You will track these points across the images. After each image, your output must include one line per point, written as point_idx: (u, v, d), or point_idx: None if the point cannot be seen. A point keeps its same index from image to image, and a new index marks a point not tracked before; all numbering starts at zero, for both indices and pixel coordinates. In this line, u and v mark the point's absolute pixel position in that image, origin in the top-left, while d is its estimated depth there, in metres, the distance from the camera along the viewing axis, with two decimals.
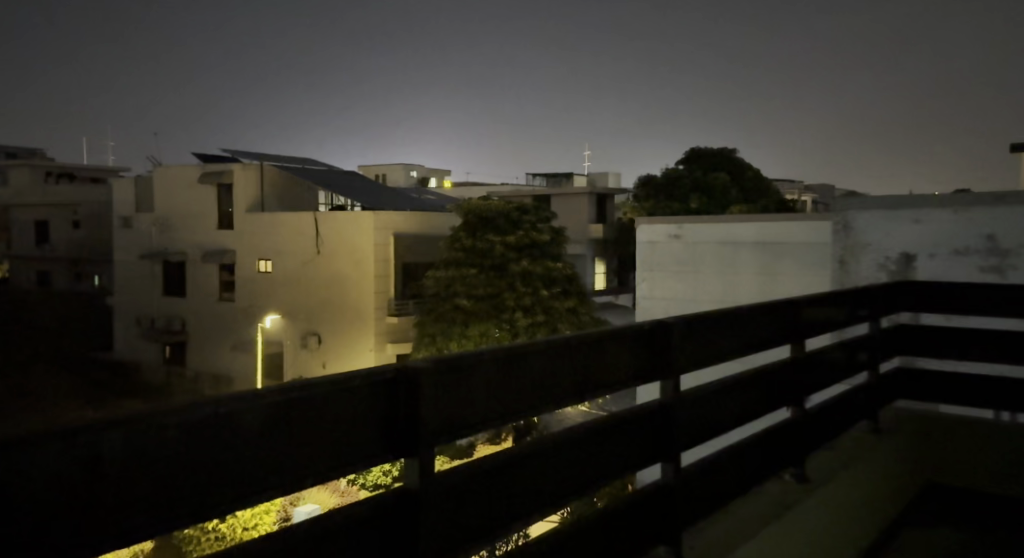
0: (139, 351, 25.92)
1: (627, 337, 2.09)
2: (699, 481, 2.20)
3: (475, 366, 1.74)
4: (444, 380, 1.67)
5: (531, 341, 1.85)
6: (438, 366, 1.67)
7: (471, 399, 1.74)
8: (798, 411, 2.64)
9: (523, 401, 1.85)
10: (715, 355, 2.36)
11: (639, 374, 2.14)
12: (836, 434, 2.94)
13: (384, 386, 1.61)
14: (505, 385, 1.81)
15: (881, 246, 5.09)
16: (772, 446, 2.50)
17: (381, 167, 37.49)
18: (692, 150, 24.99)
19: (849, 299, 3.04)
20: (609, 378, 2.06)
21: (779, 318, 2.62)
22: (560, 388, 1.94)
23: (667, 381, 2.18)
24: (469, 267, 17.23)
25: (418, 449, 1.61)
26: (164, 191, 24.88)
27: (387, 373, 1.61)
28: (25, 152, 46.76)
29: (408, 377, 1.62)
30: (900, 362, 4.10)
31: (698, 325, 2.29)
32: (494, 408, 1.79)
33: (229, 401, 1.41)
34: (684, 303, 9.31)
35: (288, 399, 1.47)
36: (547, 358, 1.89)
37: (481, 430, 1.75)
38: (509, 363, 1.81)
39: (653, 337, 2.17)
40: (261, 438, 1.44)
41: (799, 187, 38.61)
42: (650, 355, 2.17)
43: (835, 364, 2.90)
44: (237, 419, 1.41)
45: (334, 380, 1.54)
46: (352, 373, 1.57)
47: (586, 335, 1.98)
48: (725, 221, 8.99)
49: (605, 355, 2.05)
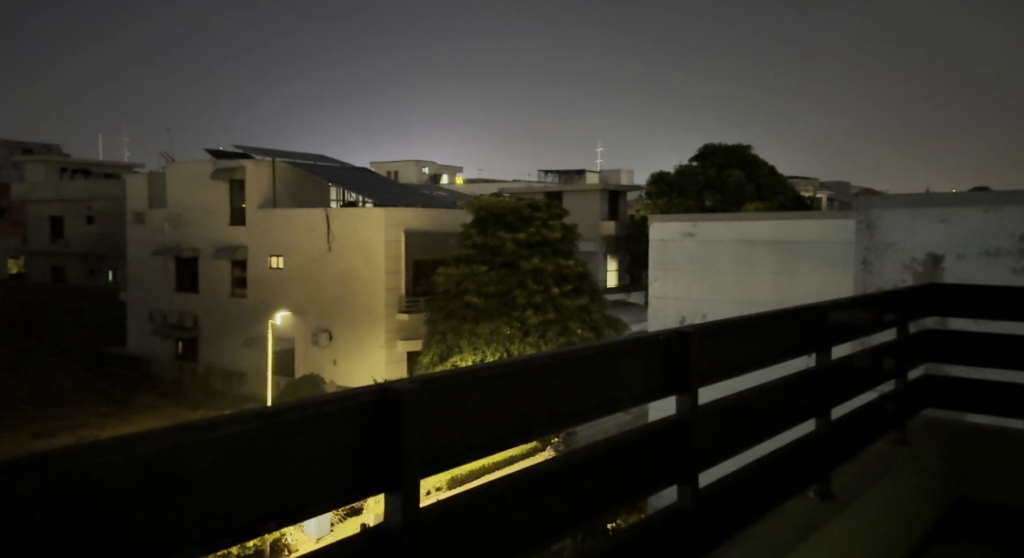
0: (153, 346, 25.99)
1: (637, 349, 1.95)
2: (715, 504, 2.05)
3: (468, 383, 1.60)
4: (433, 400, 1.54)
5: (533, 356, 1.71)
6: (429, 386, 1.53)
7: (463, 421, 1.60)
8: (821, 424, 2.49)
9: (523, 422, 1.71)
10: (732, 368, 2.20)
11: (651, 390, 1.99)
12: (860, 446, 2.78)
13: (365, 409, 1.47)
14: (503, 406, 1.67)
15: (906, 246, 4.95)
16: (795, 461, 2.35)
17: (394, 163, 37.41)
18: (706, 147, 24.64)
19: (875, 302, 2.87)
20: (617, 395, 1.91)
21: (802, 324, 2.46)
22: (565, 407, 1.80)
23: (681, 396, 2.03)
24: (480, 264, 17.14)
25: (402, 484, 1.47)
26: (176, 186, 24.85)
27: (370, 394, 1.47)
28: (40, 146, 46.97)
29: (393, 399, 1.47)
30: (925, 368, 3.94)
31: (715, 335, 2.13)
32: (492, 430, 1.65)
33: (183, 431, 1.27)
34: (699, 304, 9.10)
35: (250, 429, 1.32)
36: (549, 374, 1.75)
37: (475, 455, 1.61)
38: (508, 381, 1.67)
39: (669, 349, 2.03)
40: (220, 475, 1.29)
41: (815, 184, 38.30)
42: (665, 368, 2.02)
43: (860, 372, 2.74)
44: (190, 454, 1.26)
45: (305, 403, 1.39)
46: (328, 396, 1.43)
47: (594, 347, 1.84)
48: (741, 218, 8.80)
49: (612, 368, 1.90)
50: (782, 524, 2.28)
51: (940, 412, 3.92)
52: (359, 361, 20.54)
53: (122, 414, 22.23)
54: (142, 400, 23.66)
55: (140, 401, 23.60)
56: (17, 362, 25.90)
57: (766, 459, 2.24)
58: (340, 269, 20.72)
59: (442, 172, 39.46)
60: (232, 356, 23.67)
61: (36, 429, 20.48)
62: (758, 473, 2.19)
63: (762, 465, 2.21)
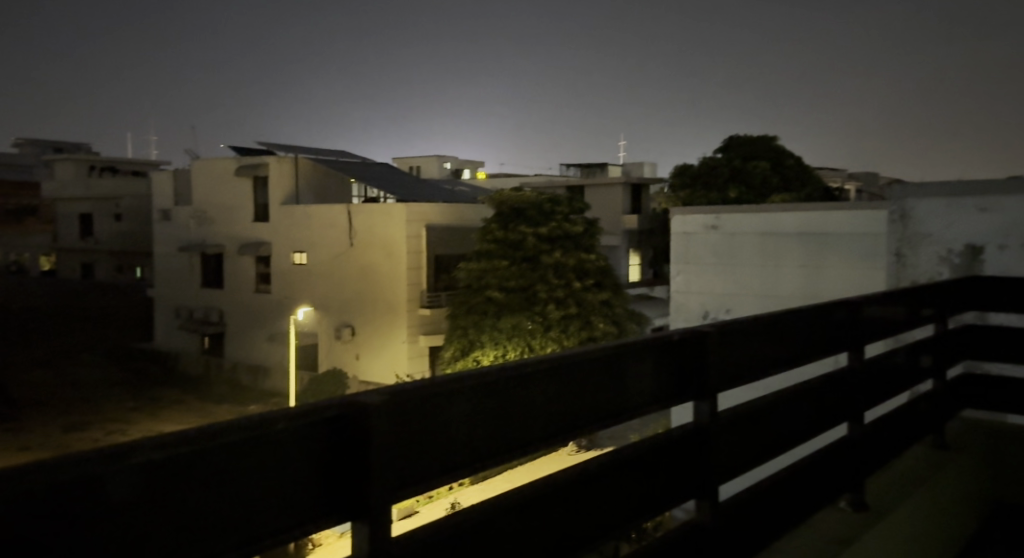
0: (180, 342, 26.16)
1: (646, 352, 1.79)
2: (736, 518, 1.89)
3: (452, 396, 1.46)
4: (409, 415, 1.40)
5: (528, 364, 1.58)
6: (402, 400, 1.39)
7: (449, 436, 1.47)
8: (853, 429, 2.31)
9: (514, 436, 1.56)
10: (752, 371, 2.03)
11: (661, 399, 1.83)
12: (895, 453, 2.58)
13: (326, 426, 1.34)
14: (490, 418, 1.52)
15: (943, 238, 4.74)
16: (825, 470, 2.18)
17: (416, 158, 37.36)
18: (731, 138, 24.37)
19: (911, 296, 2.69)
20: (623, 403, 1.76)
21: (832, 323, 2.29)
22: (567, 419, 1.65)
23: (697, 402, 1.87)
24: (502, 259, 16.95)
25: (373, 508, 1.33)
26: (201, 183, 24.92)
27: (332, 410, 1.33)
28: (70, 145, 47.58)
29: (362, 413, 1.34)
30: (964, 367, 3.75)
31: (735, 334, 1.97)
32: (477, 448, 1.51)
33: (111, 454, 1.12)
34: (722, 298, 8.88)
35: (190, 450, 1.19)
36: (544, 383, 1.61)
37: (459, 474, 1.47)
38: (496, 390, 1.53)
39: (683, 354, 1.87)
40: (145, 504, 1.14)
41: (841, 175, 37.68)
42: (679, 373, 1.87)
43: (895, 372, 2.56)
44: (107, 484, 1.11)
45: (250, 418, 1.26)
46: (285, 410, 1.30)
47: (596, 350, 1.70)
48: (766, 210, 8.58)
49: (620, 370, 1.75)
50: (808, 538, 2.12)
51: (981, 412, 3.72)
52: (381, 357, 20.50)
53: (149, 408, 22.35)
54: (168, 393, 23.79)
55: (165, 394, 23.74)
56: (47, 356, 26.19)
57: (793, 471, 2.07)
58: (363, 264, 20.65)
59: (464, 167, 39.39)
60: (256, 350, 23.72)
61: (65, 422, 20.71)
62: (785, 485, 2.02)
63: (789, 476, 2.05)
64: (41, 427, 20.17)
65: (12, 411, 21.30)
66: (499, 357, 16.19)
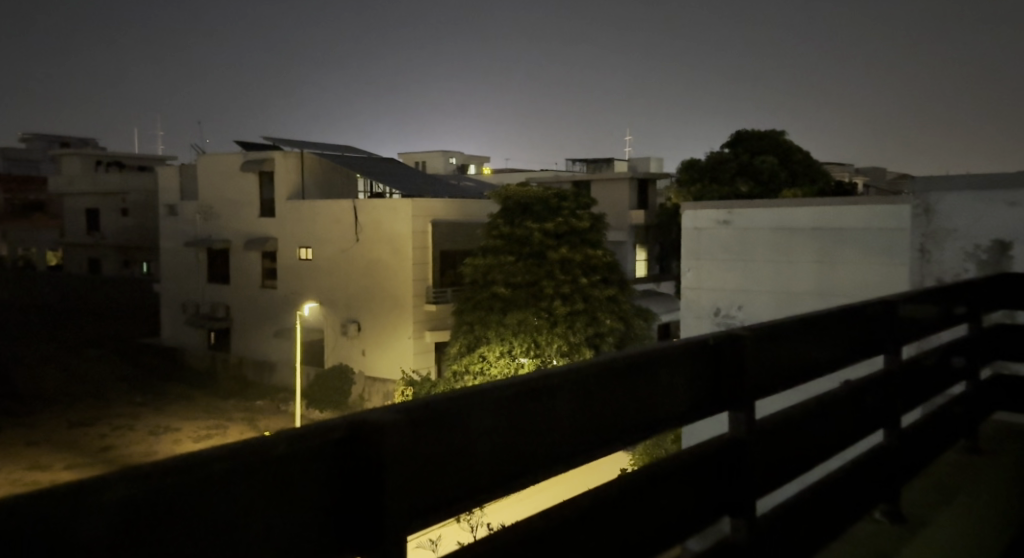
0: (186, 337, 26.22)
1: (679, 358, 1.69)
2: (774, 532, 1.79)
3: (472, 410, 1.37)
4: (426, 433, 1.31)
5: (550, 374, 1.48)
6: (418, 419, 1.29)
7: (468, 452, 1.36)
8: (888, 436, 2.21)
9: (542, 452, 1.47)
10: (790, 376, 1.93)
11: (694, 407, 1.73)
12: (930, 460, 2.47)
13: (331, 447, 1.23)
14: (514, 436, 1.43)
15: (969, 233, 4.72)
16: (861, 477, 2.07)
17: (421, 153, 37.30)
18: (740, 133, 24.17)
19: (944, 296, 2.57)
20: (653, 414, 1.66)
21: (870, 323, 2.19)
22: (597, 432, 1.56)
23: (733, 412, 1.77)
24: (508, 255, 16.81)
25: (385, 534, 1.24)
26: (206, 178, 24.84)
27: (337, 431, 1.23)
28: (77, 139, 47.60)
29: (372, 434, 1.24)
30: (992, 369, 3.63)
31: (771, 337, 1.86)
32: (499, 468, 1.41)
33: (87, 485, 1.02)
34: (734, 294, 8.74)
35: (172, 479, 1.07)
36: (571, 395, 1.51)
37: (483, 497, 1.38)
38: (524, 404, 1.44)
39: (720, 362, 1.77)
40: (126, 544, 1.03)
41: (848, 171, 37.54)
42: (715, 379, 1.77)
43: (930, 375, 2.45)
44: (87, 514, 1.00)
45: (248, 444, 1.15)
46: (285, 433, 1.20)
47: (629, 354, 1.60)
48: (779, 205, 8.47)
49: (649, 380, 1.65)
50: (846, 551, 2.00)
51: (1014, 415, 3.59)
52: (387, 353, 20.41)
53: (156, 402, 22.30)
54: (175, 388, 23.76)
55: (173, 389, 23.69)
56: (56, 350, 26.20)
57: (828, 479, 1.97)
58: (369, 259, 20.56)
59: (470, 162, 39.26)
60: (263, 346, 23.65)
61: (73, 418, 20.67)
62: (822, 495, 1.93)
63: (826, 486, 1.95)
64: (49, 422, 20.16)
65: (20, 406, 21.34)
66: (505, 354, 16.07)
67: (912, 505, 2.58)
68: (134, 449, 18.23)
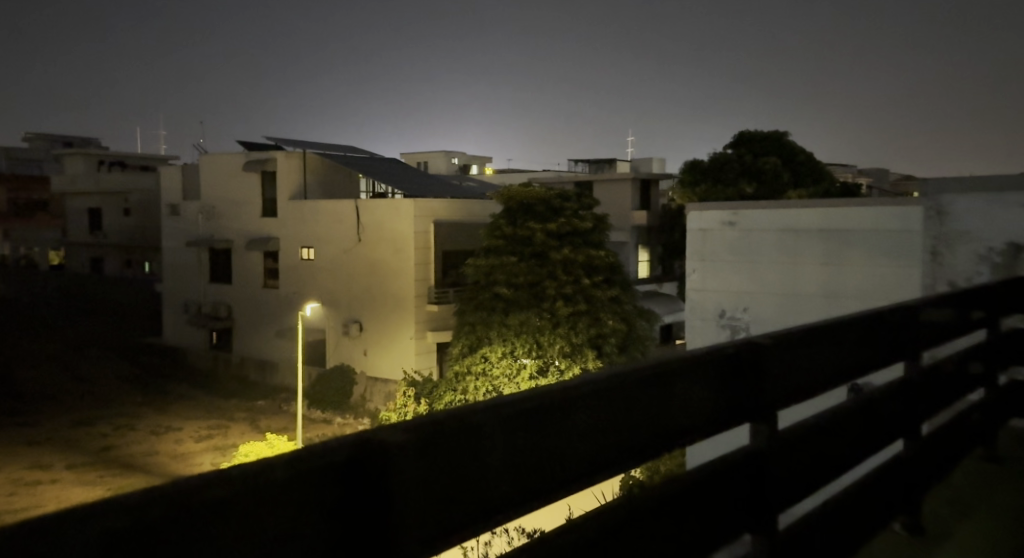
0: (187, 336, 26.19)
1: (699, 368, 1.66)
2: (797, 546, 1.74)
3: (486, 427, 1.33)
4: (435, 452, 1.27)
5: (565, 392, 1.44)
6: (427, 438, 1.26)
7: (483, 471, 1.33)
8: (908, 445, 2.17)
9: (561, 468, 1.43)
10: (812, 385, 1.89)
11: (715, 420, 1.69)
12: (950, 470, 2.42)
13: (340, 468, 1.19)
14: (530, 453, 1.39)
15: (984, 237, 4.79)
16: (882, 489, 2.02)
17: (424, 153, 37.22)
18: (742, 134, 24.13)
19: (962, 300, 2.52)
20: (675, 426, 1.62)
21: (891, 331, 2.15)
22: (616, 447, 1.52)
23: (753, 423, 1.74)
24: (510, 255, 16.80)
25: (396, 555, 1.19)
26: (208, 178, 24.81)
27: (343, 451, 1.19)
28: (80, 139, 47.65)
29: (376, 454, 1.20)
30: (1008, 375, 3.57)
31: (787, 347, 1.82)
32: (517, 487, 1.37)
33: (78, 516, 0.98)
34: (739, 295, 8.68)
35: (169, 506, 1.03)
36: (589, 408, 1.48)
37: (502, 518, 1.34)
38: (539, 417, 1.41)
39: (741, 375, 1.74)
40: None
41: (852, 172, 37.43)
42: (738, 391, 1.73)
43: (950, 381, 2.40)
44: (77, 542, 0.96)
45: (251, 468, 1.12)
46: (288, 457, 1.16)
47: (647, 368, 1.57)
48: (784, 206, 8.42)
49: (668, 393, 1.61)
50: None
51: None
52: (389, 355, 20.34)
53: (157, 403, 22.24)
54: (176, 388, 23.74)
55: (174, 389, 23.67)
56: (58, 349, 26.19)
57: (850, 490, 1.92)
58: (371, 259, 20.49)
59: (473, 163, 39.20)
60: (265, 346, 23.61)
61: (74, 417, 20.64)
62: (845, 508, 1.88)
63: (850, 497, 1.90)
64: (51, 421, 20.15)
65: (22, 406, 21.34)
66: (507, 354, 16.01)
67: (930, 518, 2.53)
68: (135, 448, 18.21)
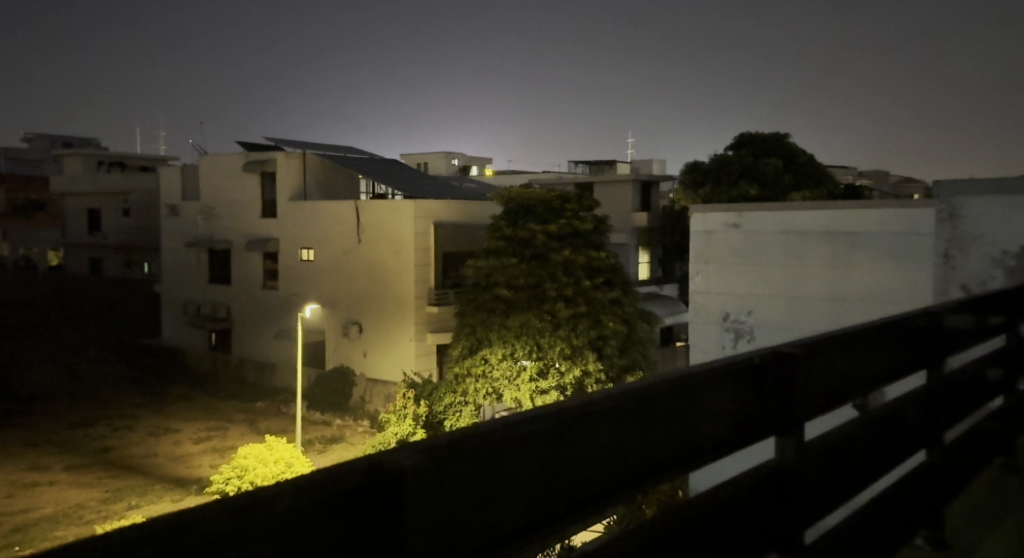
0: (186, 337, 26.12)
1: (718, 380, 1.62)
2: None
3: (504, 445, 1.30)
4: (452, 472, 1.23)
5: (586, 407, 1.41)
6: (443, 460, 1.22)
7: (501, 490, 1.29)
8: (930, 457, 2.13)
9: (580, 487, 1.40)
10: (835, 396, 1.85)
11: (735, 436, 1.66)
12: (971, 477, 2.37)
13: (354, 488, 1.14)
14: (549, 473, 1.36)
15: (997, 240, 4.95)
16: (907, 499, 1.98)
17: (423, 154, 37.15)
18: (742, 136, 24.14)
19: (982, 306, 2.48)
20: (695, 442, 1.59)
21: (911, 338, 2.12)
22: (635, 464, 1.49)
23: (777, 438, 1.70)
24: (510, 257, 16.77)
25: None
26: (208, 179, 24.72)
27: (357, 474, 1.14)
28: (79, 139, 47.63)
29: (391, 475, 1.16)
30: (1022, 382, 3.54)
31: (811, 356, 1.78)
32: (533, 509, 1.34)
33: (80, 541, 0.94)
34: (744, 299, 8.63)
35: (175, 532, 0.98)
36: (609, 424, 1.44)
37: (522, 543, 1.31)
38: (560, 431, 1.38)
39: (762, 388, 1.71)
40: None
41: (852, 174, 37.39)
42: (758, 405, 1.71)
43: (971, 388, 2.36)
44: None
45: (264, 493, 1.07)
46: (300, 479, 1.11)
47: (667, 381, 1.53)
48: (789, 208, 8.35)
49: (688, 405, 1.57)
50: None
51: None
52: (389, 356, 20.27)
53: (157, 404, 22.16)
54: (176, 389, 23.67)
55: (174, 390, 23.61)
56: (57, 350, 26.12)
57: (877, 504, 1.88)
58: (372, 260, 20.44)
59: (472, 164, 39.17)
60: (264, 347, 23.55)
61: (73, 418, 20.58)
62: (873, 523, 1.83)
63: (877, 513, 1.86)
64: (50, 422, 20.09)
65: (21, 407, 21.28)
66: (509, 356, 15.96)
67: (953, 534, 2.47)
68: (135, 450, 18.14)
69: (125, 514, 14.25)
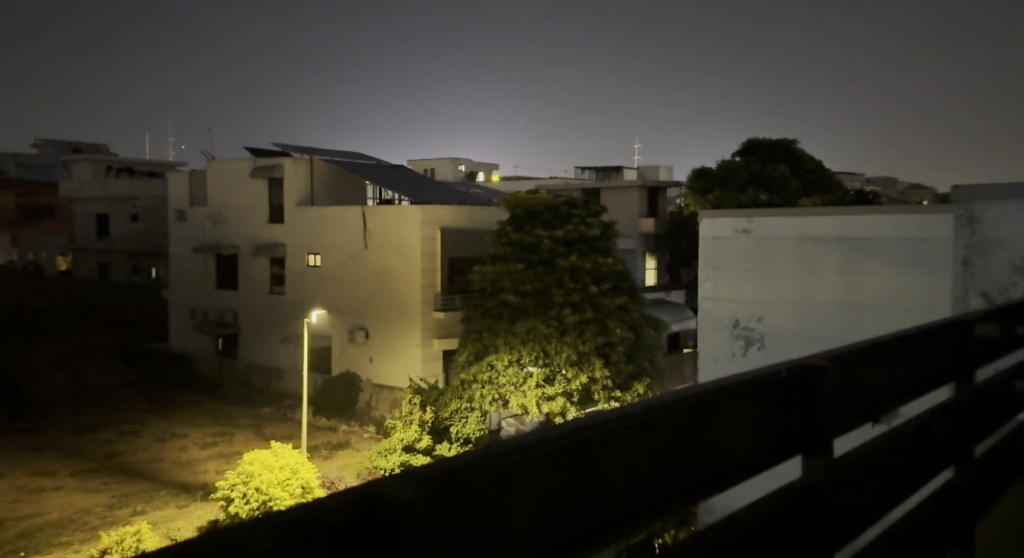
0: (193, 342, 26.11)
1: (742, 396, 1.55)
2: None
3: (515, 468, 1.23)
4: (456, 494, 1.17)
5: (603, 424, 1.34)
6: (445, 483, 1.15)
7: (512, 511, 1.23)
8: (960, 472, 2.05)
9: (595, 509, 1.33)
10: (864, 411, 1.78)
11: (760, 453, 1.59)
12: (999, 491, 2.29)
13: (349, 515, 1.09)
14: (565, 494, 1.29)
15: (1014, 246, 4.87)
16: (936, 515, 1.90)
17: (430, 160, 37.10)
18: (750, 142, 24.12)
19: (1010, 315, 2.40)
20: (718, 461, 1.52)
21: (940, 349, 2.04)
22: (654, 485, 1.42)
23: (804, 456, 1.63)
24: (516, 262, 16.66)
25: None
26: (216, 185, 24.69)
27: (349, 504, 1.08)
28: (88, 145, 47.76)
29: (387, 502, 1.10)
30: None
31: (839, 367, 1.71)
32: (545, 531, 1.27)
33: None
34: (754, 305, 8.55)
35: None
36: (628, 443, 1.38)
37: None
38: (575, 450, 1.31)
39: (788, 402, 1.64)
40: None
41: (861, 180, 37.30)
42: (784, 418, 1.65)
43: (1000, 399, 2.28)
44: None
45: (254, 525, 1.02)
46: (295, 508, 1.05)
47: (686, 396, 1.46)
48: (801, 214, 8.24)
49: (708, 421, 1.50)
50: None
51: None
52: (394, 361, 20.24)
53: (164, 409, 22.16)
54: (183, 394, 23.65)
55: (180, 395, 23.58)
56: (64, 354, 26.11)
57: (909, 520, 1.80)
58: (378, 266, 20.40)
59: (479, 170, 39.20)
60: (271, 352, 23.52)
61: (81, 422, 20.56)
62: (905, 543, 1.76)
63: (907, 532, 1.78)
64: (57, 427, 20.07)
65: (28, 411, 21.26)
66: (514, 362, 16.01)
67: None
68: (142, 455, 18.09)
69: (130, 520, 14.16)
